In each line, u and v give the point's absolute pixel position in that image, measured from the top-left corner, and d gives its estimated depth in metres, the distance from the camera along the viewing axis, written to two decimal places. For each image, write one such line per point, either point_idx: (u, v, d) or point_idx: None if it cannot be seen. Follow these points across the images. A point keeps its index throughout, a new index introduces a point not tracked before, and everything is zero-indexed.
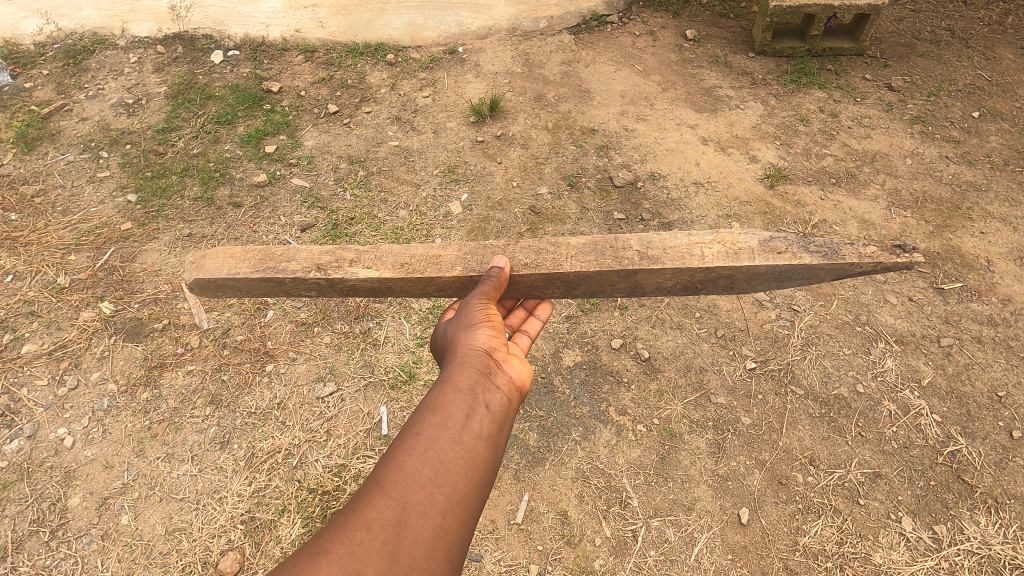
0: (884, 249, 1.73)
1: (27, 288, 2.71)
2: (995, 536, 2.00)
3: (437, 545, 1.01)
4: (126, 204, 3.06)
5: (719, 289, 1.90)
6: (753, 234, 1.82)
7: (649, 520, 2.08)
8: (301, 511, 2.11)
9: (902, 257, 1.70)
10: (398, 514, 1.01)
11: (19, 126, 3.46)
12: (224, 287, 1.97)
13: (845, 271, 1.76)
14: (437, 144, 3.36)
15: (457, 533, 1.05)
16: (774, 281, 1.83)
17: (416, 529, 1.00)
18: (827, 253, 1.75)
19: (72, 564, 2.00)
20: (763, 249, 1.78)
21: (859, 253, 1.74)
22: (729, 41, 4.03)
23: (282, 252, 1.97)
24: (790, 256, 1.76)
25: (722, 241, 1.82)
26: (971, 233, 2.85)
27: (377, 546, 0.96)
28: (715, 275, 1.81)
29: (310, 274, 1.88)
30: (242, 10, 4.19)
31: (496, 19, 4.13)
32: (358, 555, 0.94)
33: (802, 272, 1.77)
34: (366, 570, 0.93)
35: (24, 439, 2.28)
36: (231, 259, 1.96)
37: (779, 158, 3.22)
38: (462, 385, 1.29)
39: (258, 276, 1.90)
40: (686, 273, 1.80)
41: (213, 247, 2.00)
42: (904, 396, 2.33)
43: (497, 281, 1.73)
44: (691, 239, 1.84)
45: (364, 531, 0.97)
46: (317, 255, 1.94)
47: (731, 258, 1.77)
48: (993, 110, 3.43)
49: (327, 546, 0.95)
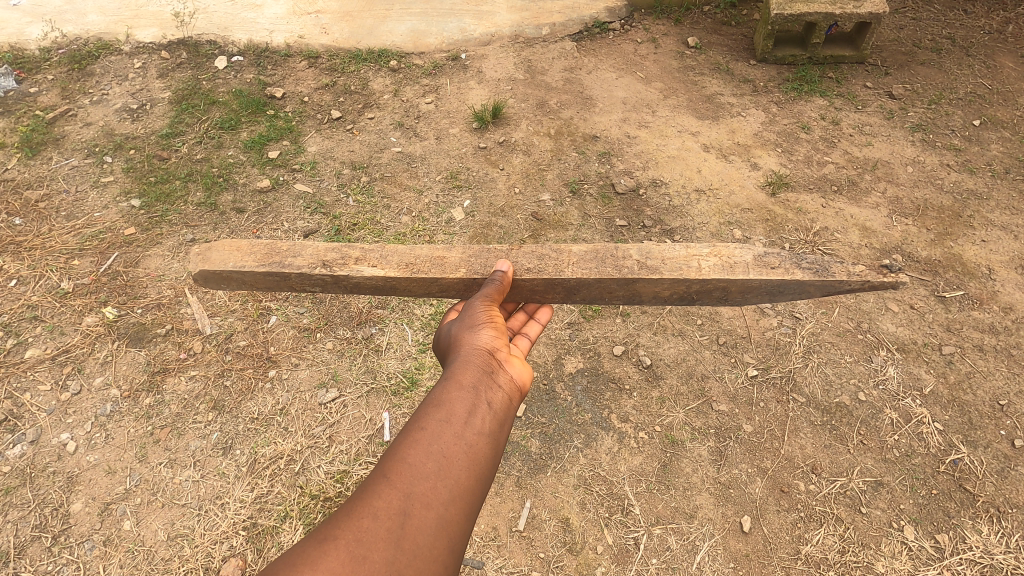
0: (872, 268, 1.75)
1: (31, 293, 2.72)
2: (998, 545, 2.00)
3: (440, 536, 1.02)
4: (130, 209, 3.07)
5: (713, 301, 1.89)
6: (748, 249, 1.83)
7: (651, 528, 2.08)
8: (303, 518, 2.11)
9: (888, 277, 1.72)
10: (402, 503, 1.01)
11: (24, 131, 3.48)
12: (228, 279, 1.99)
13: (835, 288, 1.77)
14: (440, 150, 3.38)
15: (460, 525, 1.06)
16: (766, 295, 1.84)
17: (420, 518, 1.01)
18: (817, 270, 1.75)
19: (74, 570, 2.00)
20: (758, 264, 1.79)
21: (848, 271, 1.75)
22: (730, 48, 4.05)
23: (287, 246, 1.98)
24: (782, 272, 1.76)
25: (719, 254, 1.82)
26: (972, 242, 2.86)
27: (382, 534, 0.96)
28: (711, 287, 1.81)
29: (316, 269, 1.90)
30: (246, 15, 4.21)
31: (498, 26, 4.15)
32: (363, 541, 0.95)
33: (794, 288, 1.78)
34: (371, 557, 0.93)
35: (27, 443, 2.29)
36: (237, 252, 1.97)
37: (780, 166, 3.23)
38: (465, 383, 1.30)
39: (263, 269, 1.91)
40: (683, 284, 1.81)
41: (220, 239, 2.02)
42: (906, 404, 2.33)
43: (500, 285, 1.74)
44: (689, 251, 1.85)
45: (370, 519, 0.98)
46: (323, 251, 1.95)
47: (726, 271, 1.77)
48: (994, 119, 3.44)
49: (333, 533, 0.95)
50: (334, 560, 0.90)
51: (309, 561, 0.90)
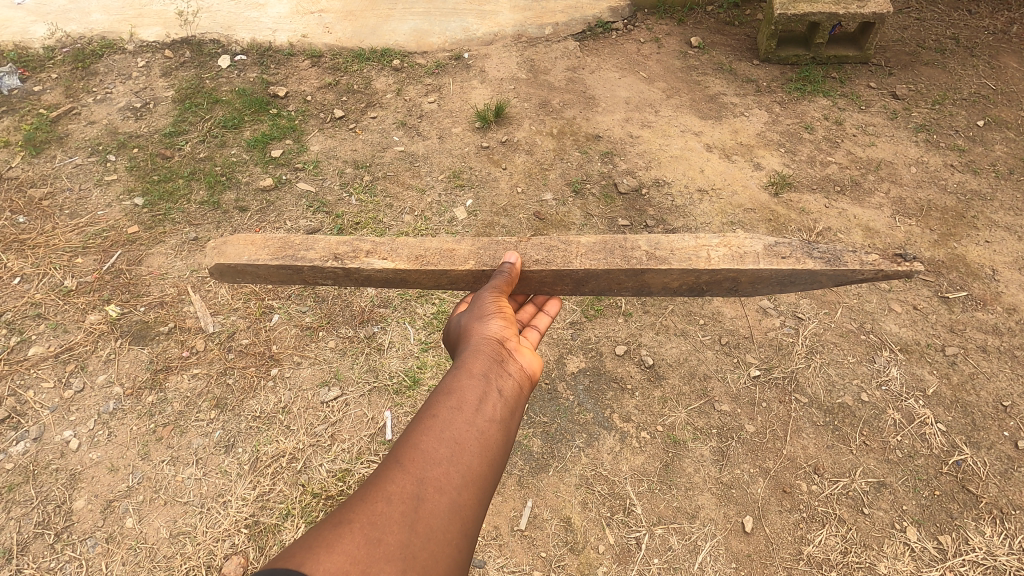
0: (885, 257, 1.75)
1: (34, 291, 2.73)
2: (1000, 547, 2.00)
3: (454, 520, 1.02)
4: (133, 207, 3.08)
5: (723, 292, 1.90)
6: (758, 238, 1.83)
7: (652, 527, 2.08)
8: (305, 516, 2.11)
9: (902, 265, 1.72)
10: (415, 488, 1.02)
11: (28, 130, 3.49)
12: (242, 273, 2.00)
13: (847, 278, 1.77)
14: (443, 150, 3.38)
15: (473, 509, 1.06)
16: (778, 285, 1.84)
17: (434, 503, 1.01)
18: (830, 259, 1.75)
19: (76, 567, 2.01)
20: (768, 253, 1.78)
21: (861, 260, 1.75)
22: (734, 49, 4.04)
23: (301, 240, 1.99)
24: (793, 261, 1.76)
25: (729, 244, 1.83)
26: (976, 242, 2.86)
27: (397, 517, 0.97)
28: (721, 277, 1.81)
29: (327, 263, 1.90)
30: (249, 15, 4.22)
31: (501, 26, 4.15)
32: (378, 524, 0.95)
33: (806, 277, 1.78)
34: (387, 539, 0.94)
35: (29, 441, 2.29)
36: (251, 246, 1.98)
37: (783, 166, 3.23)
38: (476, 371, 1.30)
39: (277, 263, 1.92)
40: (693, 274, 1.81)
41: (235, 234, 2.02)
42: (909, 404, 2.33)
43: (509, 277, 1.74)
44: (698, 242, 1.85)
45: (385, 503, 0.98)
46: (335, 245, 1.95)
47: (736, 261, 1.78)
48: (998, 119, 3.44)
49: (348, 517, 0.96)
50: (350, 542, 0.91)
51: (326, 543, 0.90)
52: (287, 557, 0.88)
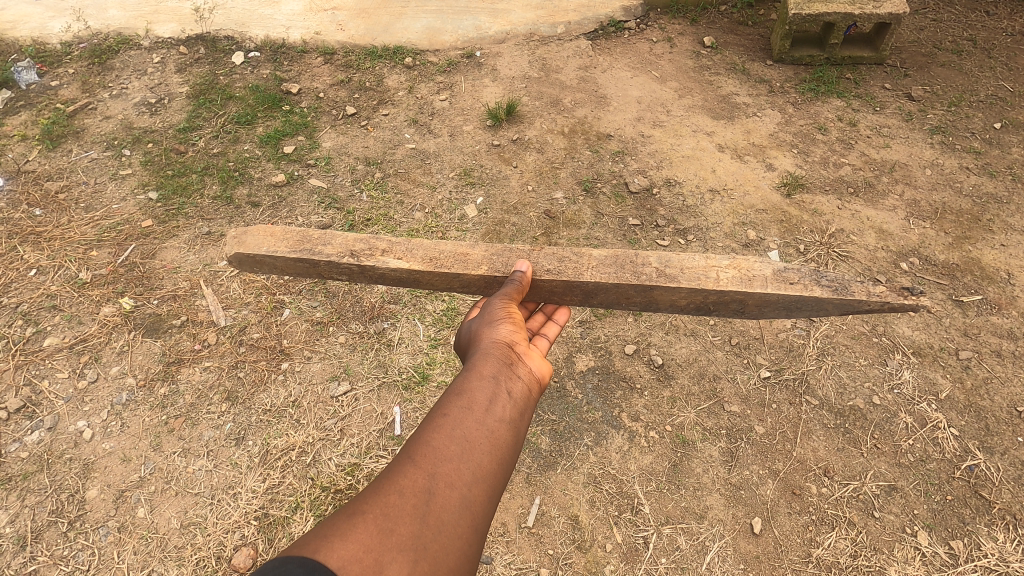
0: (893, 290, 1.72)
1: (50, 283, 2.76)
2: (1013, 554, 1.98)
3: (464, 515, 1.03)
4: (147, 202, 3.11)
5: (730, 313, 1.89)
6: (767, 262, 1.82)
7: (660, 527, 2.07)
8: (314, 509, 2.13)
9: (909, 299, 1.70)
10: (427, 482, 1.03)
11: (45, 124, 3.53)
12: (260, 263, 2.02)
13: (853, 307, 1.74)
14: (454, 147, 3.39)
15: (484, 504, 1.07)
16: (783, 310, 1.83)
17: (444, 498, 1.02)
18: (837, 288, 1.73)
19: (89, 555, 2.03)
20: (776, 278, 1.77)
21: (868, 291, 1.72)
22: (748, 49, 4.02)
23: (319, 234, 2.00)
24: (801, 288, 1.74)
25: (739, 267, 1.81)
26: (992, 245, 2.82)
27: (409, 510, 0.97)
28: (728, 299, 1.81)
29: (344, 259, 1.91)
30: (264, 12, 4.27)
31: (513, 24, 4.16)
32: (391, 516, 0.96)
33: (812, 304, 1.76)
34: (398, 530, 0.94)
35: (45, 430, 2.33)
36: (271, 238, 1.99)
37: (796, 167, 3.21)
38: (486, 373, 1.31)
39: (294, 256, 1.93)
40: (700, 294, 1.80)
41: (255, 224, 2.04)
42: (921, 409, 2.31)
43: (520, 284, 1.75)
44: (708, 261, 1.84)
45: (397, 496, 0.99)
46: (352, 241, 1.96)
47: (744, 284, 1.77)
48: (1015, 121, 3.39)
49: (361, 508, 0.96)
50: (363, 532, 0.91)
51: (340, 532, 0.90)
52: (302, 543, 0.89)
